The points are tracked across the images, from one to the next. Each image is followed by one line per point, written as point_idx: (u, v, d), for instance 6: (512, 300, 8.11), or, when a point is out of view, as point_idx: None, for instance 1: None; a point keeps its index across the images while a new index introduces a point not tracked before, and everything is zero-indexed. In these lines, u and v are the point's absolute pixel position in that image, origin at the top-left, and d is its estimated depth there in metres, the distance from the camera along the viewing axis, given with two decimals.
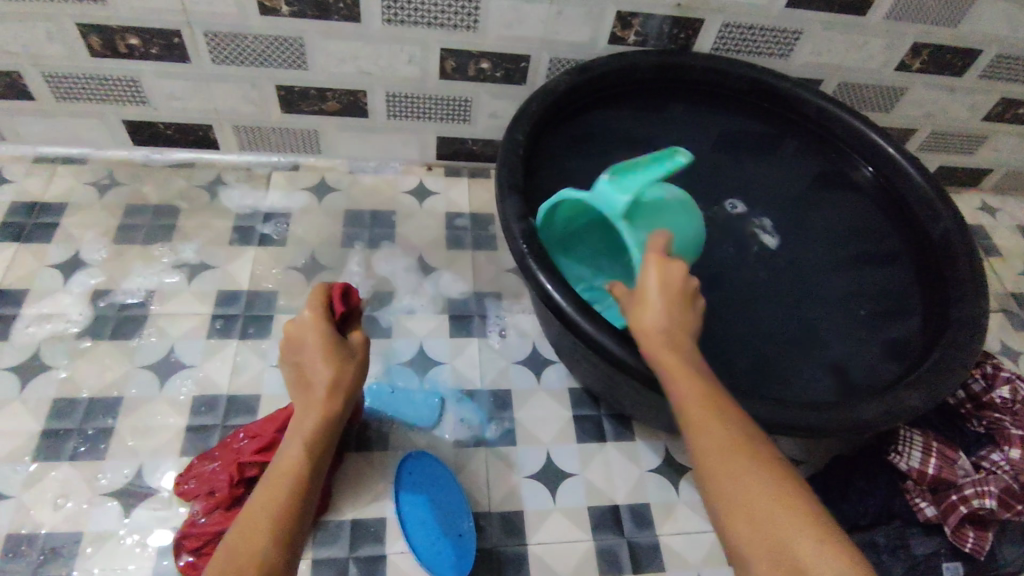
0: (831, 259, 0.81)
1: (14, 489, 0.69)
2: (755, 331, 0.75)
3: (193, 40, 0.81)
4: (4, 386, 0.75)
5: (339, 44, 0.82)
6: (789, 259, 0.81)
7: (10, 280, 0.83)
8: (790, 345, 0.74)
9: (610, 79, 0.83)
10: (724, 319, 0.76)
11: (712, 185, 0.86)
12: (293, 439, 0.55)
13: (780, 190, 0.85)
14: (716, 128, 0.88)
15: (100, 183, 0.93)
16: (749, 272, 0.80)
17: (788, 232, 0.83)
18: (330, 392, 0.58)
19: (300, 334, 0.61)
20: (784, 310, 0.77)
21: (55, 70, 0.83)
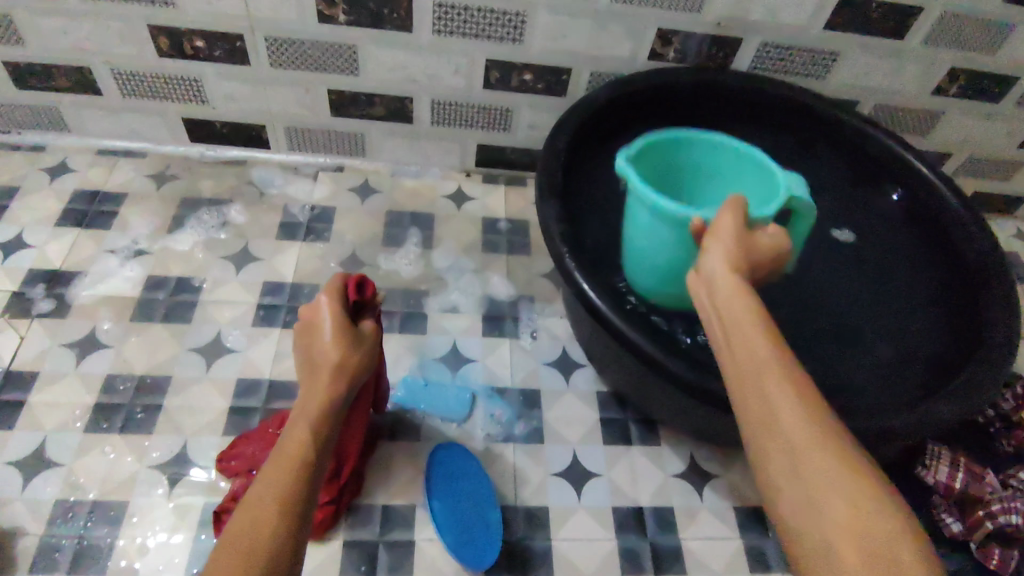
0: (863, 290, 0.82)
1: (65, 458, 0.72)
2: (804, 326, 0.78)
3: (254, 45, 0.86)
4: (61, 360, 0.79)
5: (390, 52, 0.87)
6: (819, 289, 0.82)
7: (72, 261, 0.87)
8: (825, 370, 0.74)
9: (645, 101, 0.86)
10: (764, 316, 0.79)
11: None
12: (297, 422, 0.51)
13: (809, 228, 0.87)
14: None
15: (157, 176, 0.98)
16: (777, 298, 0.81)
17: (842, 242, 0.86)
18: (334, 371, 0.55)
19: (313, 316, 0.59)
20: (818, 335, 0.78)
21: (123, 67, 0.89)
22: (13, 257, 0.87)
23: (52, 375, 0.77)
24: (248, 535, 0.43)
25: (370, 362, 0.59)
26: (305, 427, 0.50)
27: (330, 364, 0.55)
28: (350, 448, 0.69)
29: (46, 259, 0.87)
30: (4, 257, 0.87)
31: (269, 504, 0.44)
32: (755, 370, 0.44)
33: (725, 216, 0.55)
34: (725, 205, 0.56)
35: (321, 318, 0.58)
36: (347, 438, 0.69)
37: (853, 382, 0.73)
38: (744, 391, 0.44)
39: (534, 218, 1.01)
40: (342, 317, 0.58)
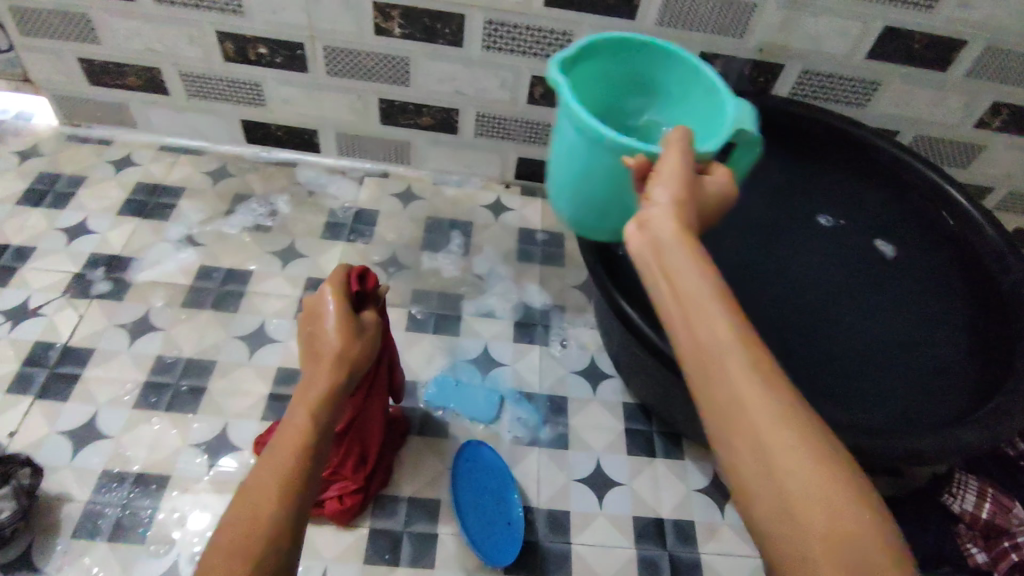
0: (890, 324, 0.80)
1: (114, 431, 0.76)
2: (832, 342, 0.79)
3: (314, 53, 0.91)
4: (115, 339, 0.83)
5: (440, 64, 0.91)
6: (843, 321, 0.81)
7: (130, 248, 0.92)
8: (846, 403, 0.73)
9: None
10: (791, 328, 0.80)
11: (792, 203, 0.90)
12: (297, 407, 0.49)
13: (833, 261, 0.86)
14: (773, 196, 0.91)
15: (214, 173, 1.03)
16: (800, 330, 0.80)
17: (878, 258, 0.86)
18: (334, 359, 0.53)
19: (316, 305, 0.57)
20: (841, 368, 0.76)
21: (190, 69, 0.94)
22: (77, 241, 0.92)
23: (106, 352, 0.82)
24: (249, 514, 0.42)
25: (370, 351, 0.57)
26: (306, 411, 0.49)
27: (330, 352, 0.54)
28: (373, 435, 0.71)
29: (107, 244, 0.93)
30: (69, 241, 0.92)
31: (269, 483, 0.44)
32: (716, 352, 0.39)
33: (668, 157, 0.50)
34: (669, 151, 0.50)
35: (322, 307, 0.57)
36: (366, 424, 0.70)
37: (874, 417, 0.71)
38: (700, 371, 0.40)
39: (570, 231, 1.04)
40: (342, 307, 0.57)
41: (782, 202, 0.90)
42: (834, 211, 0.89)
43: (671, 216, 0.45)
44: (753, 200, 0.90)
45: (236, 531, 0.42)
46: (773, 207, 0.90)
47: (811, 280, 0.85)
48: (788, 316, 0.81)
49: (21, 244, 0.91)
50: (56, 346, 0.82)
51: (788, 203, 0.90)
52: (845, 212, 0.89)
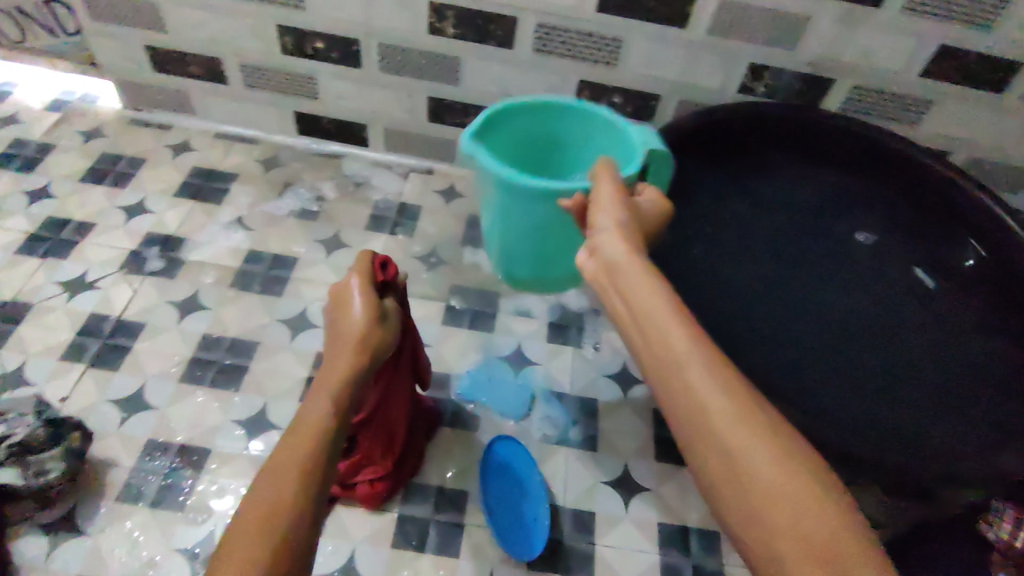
0: (928, 348, 0.77)
1: (160, 402, 0.79)
2: (865, 365, 0.76)
3: (368, 50, 0.93)
4: (166, 315, 0.87)
5: (490, 66, 0.92)
6: (879, 344, 0.78)
7: (183, 229, 0.96)
8: (864, 415, 0.72)
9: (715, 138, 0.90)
10: (822, 346, 0.78)
11: (832, 221, 0.88)
12: (319, 389, 0.51)
13: (867, 275, 0.85)
14: (812, 206, 0.90)
15: (265, 162, 1.07)
16: (826, 338, 0.79)
17: (916, 283, 0.83)
18: (359, 342, 0.55)
19: (342, 293, 0.59)
20: (865, 380, 0.75)
21: (250, 61, 0.98)
22: (134, 220, 0.96)
23: (156, 327, 0.85)
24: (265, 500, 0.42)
25: (390, 336, 0.59)
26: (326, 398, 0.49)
27: (354, 336, 0.56)
28: (399, 423, 0.73)
29: (162, 225, 0.96)
30: (127, 219, 0.96)
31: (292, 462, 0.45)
32: (672, 355, 0.40)
33: (603, 188, 0.58)
34: (600, 179, 0.59)
35: (347, 295, 0.59)
36: (392, 413, 0.71)
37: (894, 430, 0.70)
38: (659, 377, 0.41)
39: None
40: (367, 294, 0.59)
41: (820, 213, 0.89)
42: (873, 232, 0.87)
43: (622, 242, 0.50)
44: (790, 207, 0.90)
45: (257, 514, 0.42)
46: (809, 215, 0.89)
47: (847, 301, 0.82)
48: (817, 325, 0.80)
49: (82, 220, 0.96)
50: (110, 319, 0.86)
51: (828, 220, 0.88)
52: (885, 235, 0.87)
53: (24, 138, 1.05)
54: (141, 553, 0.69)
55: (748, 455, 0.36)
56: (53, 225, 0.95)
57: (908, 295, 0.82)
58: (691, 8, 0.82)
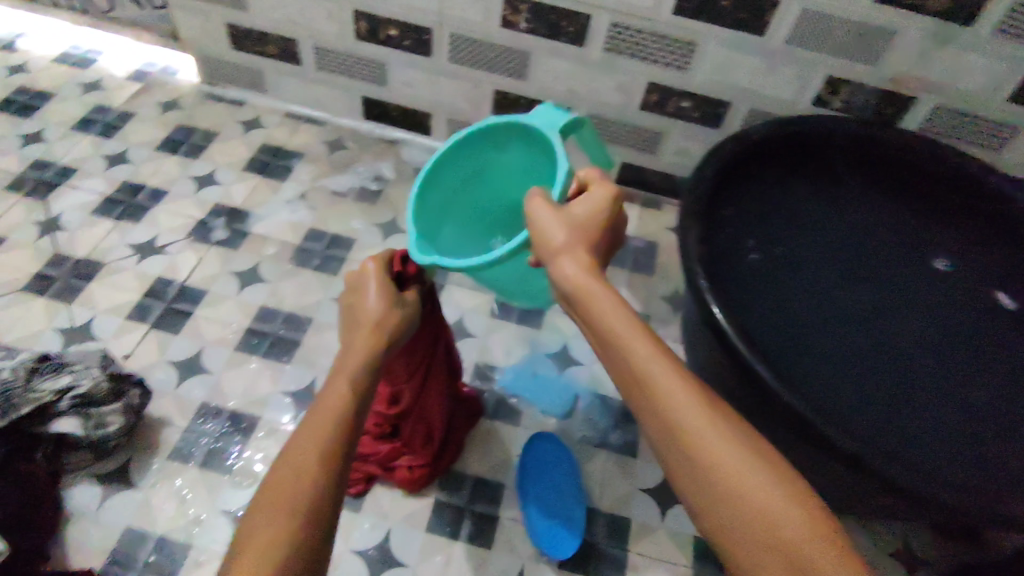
0: (994, 386, 0.74)
1: (216, 367, 0.82)
2: (925, 397, 0.73)
3: (440, 40, 0.94)
4: (226, 284, 0.89)
5: (560, 62, 0.92)
6: (940, 376, 0.75)
7: (249, 203, 0.99)
8: (924, 453, 0.68)
9: (791, 152, 0.86)
10: (880, 372, 0.75)
11: (906, 244, 0.85)
12: (336, 376, 0.52)
13: (934, 309, 0.81)
14: (881, 232, 0.86)
15: (330, 143, 1.09)
16: (883, 370, 0.76)
17: (990, 315, 0.79)
18: (374, 328, 0.55)
19: (359, 280, 0.59)
20: (927, 416, 0.71)
21: (325, 44, 1.00)
22: (203, 190, 1.00)
23: (217, 295, 0.88)
24: (285, 486, 0.44)
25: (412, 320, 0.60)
26: (343, 384, 0.51)
27: (369, 321, 0.56)
28: (434, 412, 0.73)
29: (229, 197, 0.99)
30: (197, 189, 1.00)
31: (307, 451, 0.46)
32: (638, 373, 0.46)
33: (549, 231, 0.53)
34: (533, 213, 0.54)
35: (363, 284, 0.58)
36: (427, 402, 0.72)
37: (957, 471, 0.66)
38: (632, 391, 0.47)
39: (663, 241, 1.03)
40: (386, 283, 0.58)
41: (892, 238, 0.85)
42: (947, 259, 0.83)
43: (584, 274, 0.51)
44: (857, 233, 0.86)
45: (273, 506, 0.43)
46: (879, 242, 0.85)
47: (911, 330, 0.79)
48: (873, 356, 0.77)
49: (156, 186, 1.00)
50: (174, 283, 0.89)
51: (904, 243, 0.85)
52: (961, 262, 0.83)
53: (107, 104, 1.10)
54: (188, 510, 0.71)
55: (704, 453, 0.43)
56: (128, 189, 0.99)
57: (977, 327, 0.79)
58: (771, 15, 0.80)
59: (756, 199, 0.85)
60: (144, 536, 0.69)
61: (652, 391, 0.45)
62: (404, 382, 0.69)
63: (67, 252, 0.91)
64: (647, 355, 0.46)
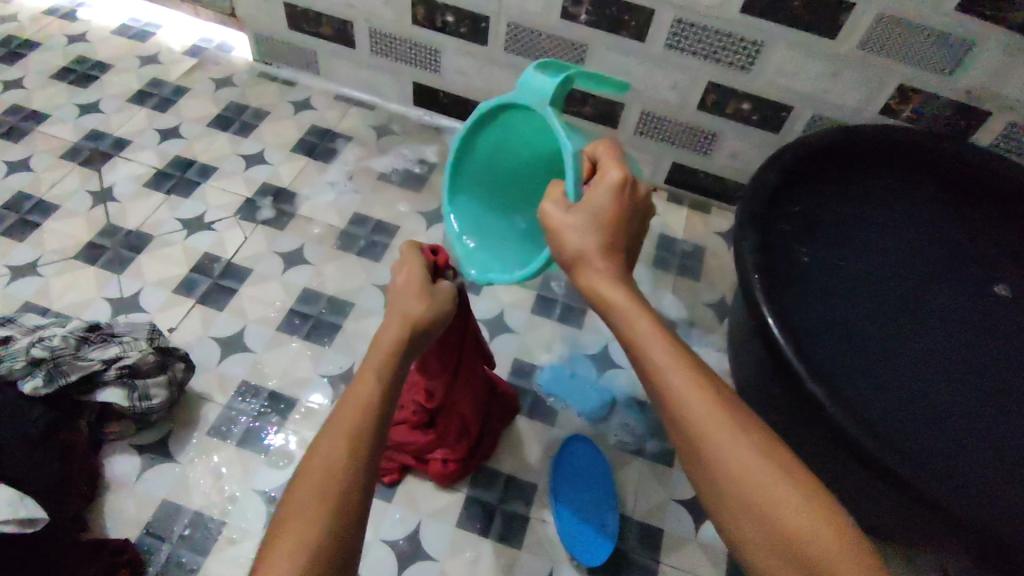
0: None
1: (257, 347, 0.82)
2: (982, 425, 0.69)
3: (497, 28, 0.92)
4: (271, 264, 0.90)
5: (618, 56, 0.90)
6: (998, 402, 0.71)
7: (296, 184, 0.99)
8: (977, 483, 0.65)
9: (861, 161, 0.82)
10: (935, 394, 0.72)
11: (970, 262, 0.80)
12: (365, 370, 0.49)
13: (998, 332, 0.76)
14: (951, 252, 0.81)
15: (379, 128, 1.08)
16: (942, 396, 0.72)
17: None
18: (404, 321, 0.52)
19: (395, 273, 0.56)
20: (982, 445, 0.68)
21: (380, 27, 0.99)
22: (252, 169, 1.00)
23: (261, 275, 0.89)
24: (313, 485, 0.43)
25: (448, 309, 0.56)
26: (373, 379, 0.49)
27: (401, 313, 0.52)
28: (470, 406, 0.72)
29: (277, 177, 1.00)
30: (246, 167, 1.00)
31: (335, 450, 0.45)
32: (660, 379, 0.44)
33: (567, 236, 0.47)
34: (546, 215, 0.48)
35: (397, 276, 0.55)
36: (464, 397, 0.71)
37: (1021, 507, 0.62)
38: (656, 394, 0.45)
39: (711, 245, 1.01)
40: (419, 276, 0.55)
41: (954, 255, 0.81)
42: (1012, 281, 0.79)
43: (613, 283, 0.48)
44: (925, 252, 0.82)
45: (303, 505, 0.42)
46: (943, 259, 0.81)
47: (973, 352, 0.75)
48: (935, 381, 0.73)
49: (206, 163, 1.00)
50: (220, 261, 0.89)
51: (968, 261, 0.81)
52: None
53: (162, 78, 1.11)
54: (223, 487, 0.72)
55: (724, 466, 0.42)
56: (180, 164, 1.00)
57: None
58: (845, 17, 0.76)
59: (813, 205, 0.82)
60: (180, 509, 0.70)
61: (672, 402, 0.44)
62: (439, 376, 0.68)
63: (118, 222, 0.92)
64: (666, 365, 0.44)
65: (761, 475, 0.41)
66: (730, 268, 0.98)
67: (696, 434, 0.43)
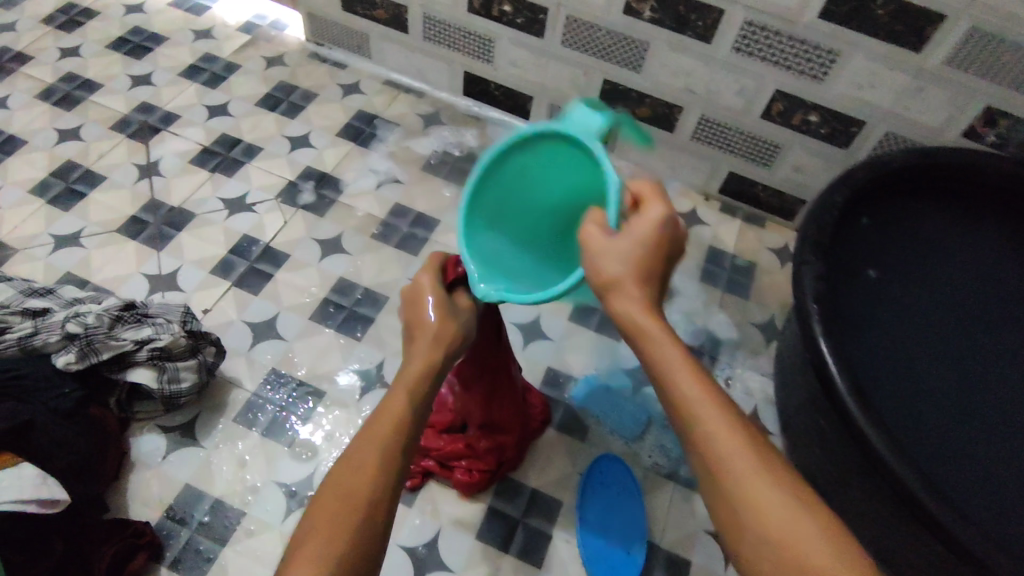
0: None
1: (288, 335, 0.81)
2: None
3: (555, 22, 0.89)
4: (309, 251, 0.89)
5: (681, 58, 0.85)
6: None
7: (340, 170, 0.97)
8: None
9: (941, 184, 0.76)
10: (997, 445, 0.66)
11: None
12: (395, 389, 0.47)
13: None
14: None
15: (426, 117, 1.06)
16: (1006, 449, 0.66)
17: None
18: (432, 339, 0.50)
19: (417, 295, 0.53)
20: None
21: (435, 14, 0.96)
22: (297, 151, 0.99)
23: (299, 260, 0.87)
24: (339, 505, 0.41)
25: (471, 325, 0.54)
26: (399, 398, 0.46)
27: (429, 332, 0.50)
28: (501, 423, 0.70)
29: (321, 161, 0.98)
30: (291, 149, 0.99)
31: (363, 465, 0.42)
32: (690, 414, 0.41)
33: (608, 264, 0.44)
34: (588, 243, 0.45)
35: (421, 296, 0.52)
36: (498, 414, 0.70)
37: None
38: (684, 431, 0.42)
39: (763, 261, 0.96)
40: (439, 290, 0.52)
41: None
42: None
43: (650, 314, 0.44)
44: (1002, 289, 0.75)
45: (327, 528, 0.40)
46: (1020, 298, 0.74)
47: None
48: (995, 431, 0.67)
49: (252, 142, 0.99)
50: (259, 244, 0.89)
51: None
52: None
53: (214, 53, 1.10)
54: (245, 476, 0.71)
55: (752, 514, 0.38)
56: (226, 142, 0.99)
57: None
58: (933, 30, 0.70)
59: (879, 231, 0.76)
60: (202, 495, 0.70)
61: (701, 444, 0.40)
62: (475, 383, 0.67)
63: (162, 198, 0.92)
64: (696, 401, 0.41)
65: (794, 521, 0.37)
66: (782, 288, 0.93)
67: (726, 484, 0.39)
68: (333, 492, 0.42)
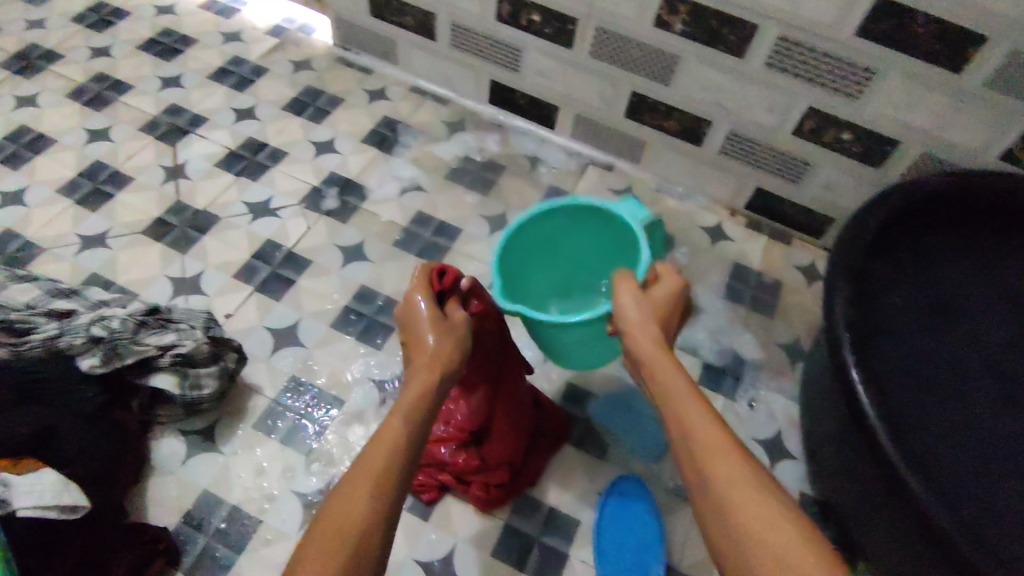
0: None
1: (309, 342, 0.81)
2: None
3: (584, 33, 0.88)
4: (331, 257, 0.88)
5: (711, 72, 0.84)
6: None
7: (364, 176, 0.97)
8: None
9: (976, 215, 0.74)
10: None
11: None
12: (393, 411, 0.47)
13: None
14: None
15: (452, 124, 1.06)
16: None
17: None
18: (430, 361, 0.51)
19: (411, 318, 0.54)
20: None
21: (463, 22, 0.96)
22: (322, 156, 0.99)
23: (321, 267, 0.87)
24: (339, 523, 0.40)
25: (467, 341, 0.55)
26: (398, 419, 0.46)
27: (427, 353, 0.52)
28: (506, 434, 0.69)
29: (345, 167, 0.98)
30: (316, 154, 0.99)
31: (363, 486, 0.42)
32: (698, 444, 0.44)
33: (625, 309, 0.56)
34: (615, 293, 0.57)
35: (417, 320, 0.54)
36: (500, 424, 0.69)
37: None
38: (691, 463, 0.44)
39: (789, 280, 0.94)
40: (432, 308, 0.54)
41: None
42: None
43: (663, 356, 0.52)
44: None
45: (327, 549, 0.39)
46: None
47: None
48: None
49: (277, 147, 1.00)
50: (282, 249, 0.89)
51: None
52: None
53: (243, 56, 1.11)
54: (263, 483, 0.71)
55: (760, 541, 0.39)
56: (252, 145, 0.99)
57: None
58: (975, 51, 0.68)
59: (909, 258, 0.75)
60: (219, 501, 0.70)
61: (707, 471, 0.42)
62: (478, 391, 0.66)
63: (188, 200, 0.92)
64: (705, 432, 0.44)
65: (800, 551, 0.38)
66: (808, 308, 0.91)
67: (734, 513, 0.40)
68: (333, 512, 0.41)
